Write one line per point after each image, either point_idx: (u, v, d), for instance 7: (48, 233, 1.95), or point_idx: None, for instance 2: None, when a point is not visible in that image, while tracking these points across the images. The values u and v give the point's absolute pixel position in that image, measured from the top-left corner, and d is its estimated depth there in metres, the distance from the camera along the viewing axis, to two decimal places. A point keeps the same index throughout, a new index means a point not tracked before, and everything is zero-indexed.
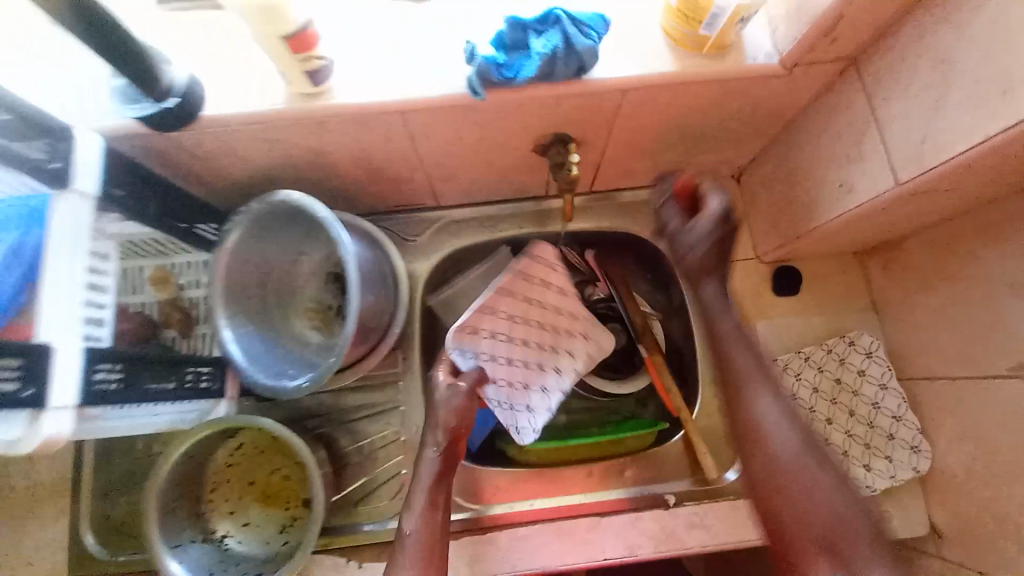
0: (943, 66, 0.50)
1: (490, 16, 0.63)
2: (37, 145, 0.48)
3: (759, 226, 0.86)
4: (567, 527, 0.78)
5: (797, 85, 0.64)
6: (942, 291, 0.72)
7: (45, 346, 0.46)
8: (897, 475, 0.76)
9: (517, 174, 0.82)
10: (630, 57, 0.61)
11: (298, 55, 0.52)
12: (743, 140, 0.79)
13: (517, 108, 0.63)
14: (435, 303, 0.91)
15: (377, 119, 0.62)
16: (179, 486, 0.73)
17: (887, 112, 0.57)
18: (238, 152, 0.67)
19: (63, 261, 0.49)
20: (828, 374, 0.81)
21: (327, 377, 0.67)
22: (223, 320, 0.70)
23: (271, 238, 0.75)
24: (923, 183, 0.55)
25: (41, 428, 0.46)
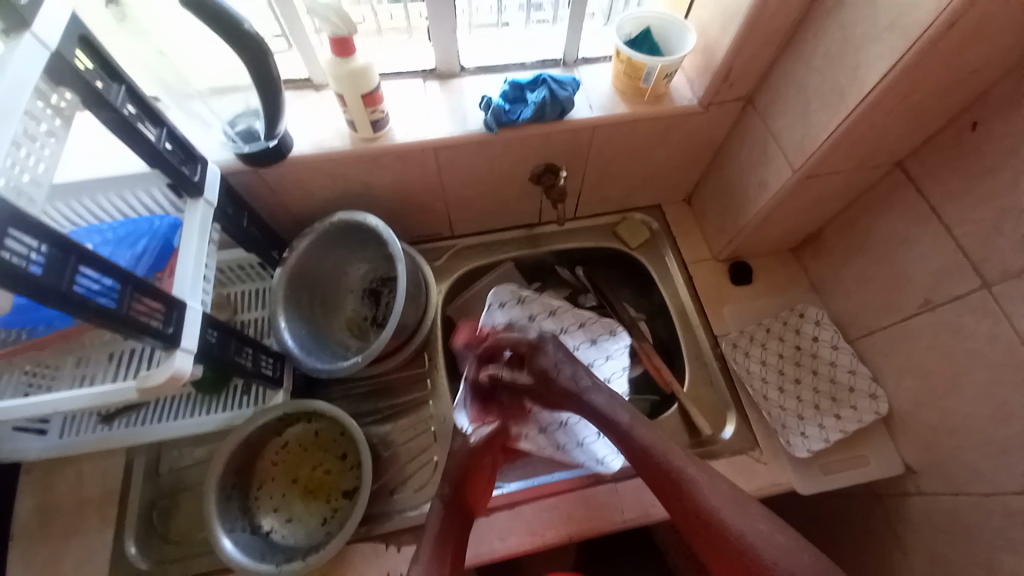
0: (802, 91, 0.77)
1: (497, 85, 0.89)
2: (186, 165, 0.66)
3: (712, 232, 1.08)
4: (590, 492, 0.87)
5: (715, 118, 0.91)
6: (858, 261, 0.93)
7: (181, 301, 0.60)
8: (864, 419, 0.89)
9: (518, 202, 1.04)
10: (597, 105, 0.86)
11: (370, 109, 0.75)
12: (687, 167, 1.04)
13: (520, 142, 0.86)
14: (453, 313, 1.06)
15: (416, 155, 0.84)
16: (233, 475, 0.82)
17: (777, 126, 0.83)
18: (306, 191, 0.86)
19: (193, 251, 0.65)
20: (788, 342, 0.97)
21: (377, 351, 0.82)
22: (283, 319, 0.85)
23: (325, 256, 0.93)
24: (812, 168, 0.79)
25: (173, 363, 0.58)
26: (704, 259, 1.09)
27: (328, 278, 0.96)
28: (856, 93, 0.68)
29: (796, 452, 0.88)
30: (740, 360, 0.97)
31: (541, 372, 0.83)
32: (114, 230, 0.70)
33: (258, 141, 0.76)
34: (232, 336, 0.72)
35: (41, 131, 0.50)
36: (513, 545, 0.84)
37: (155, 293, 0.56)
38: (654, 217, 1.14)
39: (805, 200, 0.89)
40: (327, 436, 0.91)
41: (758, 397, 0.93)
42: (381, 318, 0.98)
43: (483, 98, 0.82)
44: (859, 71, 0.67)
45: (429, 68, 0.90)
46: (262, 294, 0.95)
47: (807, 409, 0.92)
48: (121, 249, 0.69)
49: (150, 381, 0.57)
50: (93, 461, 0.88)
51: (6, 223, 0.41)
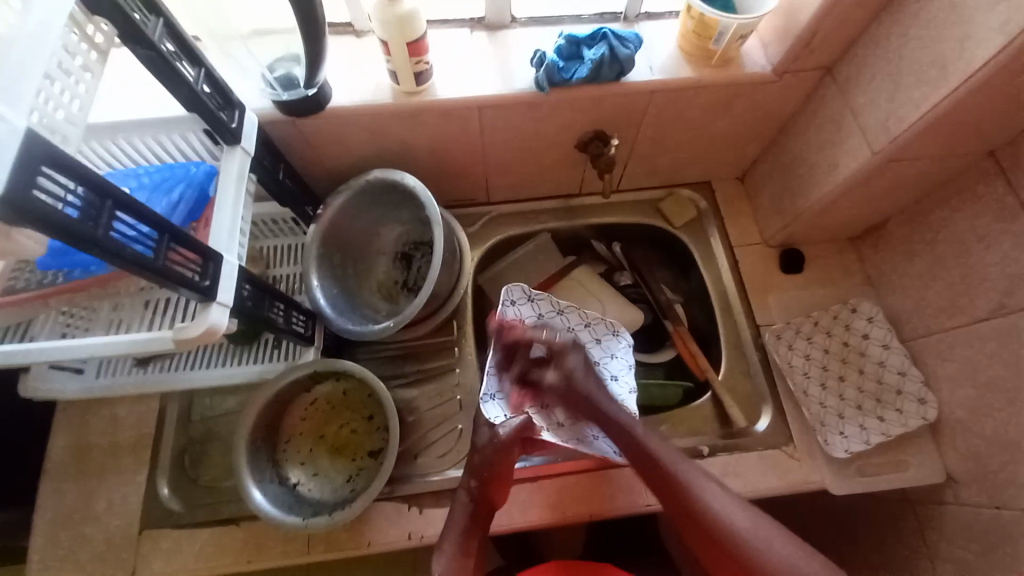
0: (894, 62, 0.68)
1: (549, 39, 0.82)
2: (224, 111, 0.63)
3: (765, 215, 1.01)
4: (613, 473, 0.86)
5: (786, 89, 0.83)
6: (926, 256, 0.85)
7: (217, 253, 0.58)
8: (910, 423, 0.84)
9: (559, 170, 0.98)
10: (658, 68, 0.79)
11: (413, 59, 0.70)
12: (746, 142, 0.96)
13: (570, 105, 0.80)
14: (484, 282, 1.03)
15: (458, 113, 0.79)
16: (264, 428, 0.83)
17: (858, 101, 0.74)
18: (341, 145, 0.82)
19: (229, 202, 0.63)
20: (835, 337, 0.92)
21: (410, 317, 0.80)
22: (315, 278, 0.84)
23: (359, 215, 0.90)
24: (894, 151, 0.71)
25: (209, 316, 0.57)
26: (752, 242, 1.03)
27: (361, 239, 0.94)
28: (962, 69, 0.60)
29: (833, 452, 0.85)
30: (782, 352, 0.92)
31: (569, 374, 0.79)
32: (149, 175, 0.68)
33: (297, 90, 0.71)
34: (267, 291, 0.71)
35: (76, 64, 0.47)
36: (531, 517, 0.84)
37: (191, 245, 0.54)
38: (703, 195, 1.07)
39: (876, 187, 0.81)
40: (355, 397, 0.91)
41: (797, 392, 0.89)
42: (412, 282, 0.96)
43: (536, 54, 0.76)
44: (968, 43, 0.59)
45: (477, 17, 0.84)
46: (295, 249, 0.93)
47: (848, 409, 0.87)
48: (157, 196, 0.67)
49: (186, 333, 0.57)
50: (131, 402, 0.91)
51: (37, 163, 0.39)
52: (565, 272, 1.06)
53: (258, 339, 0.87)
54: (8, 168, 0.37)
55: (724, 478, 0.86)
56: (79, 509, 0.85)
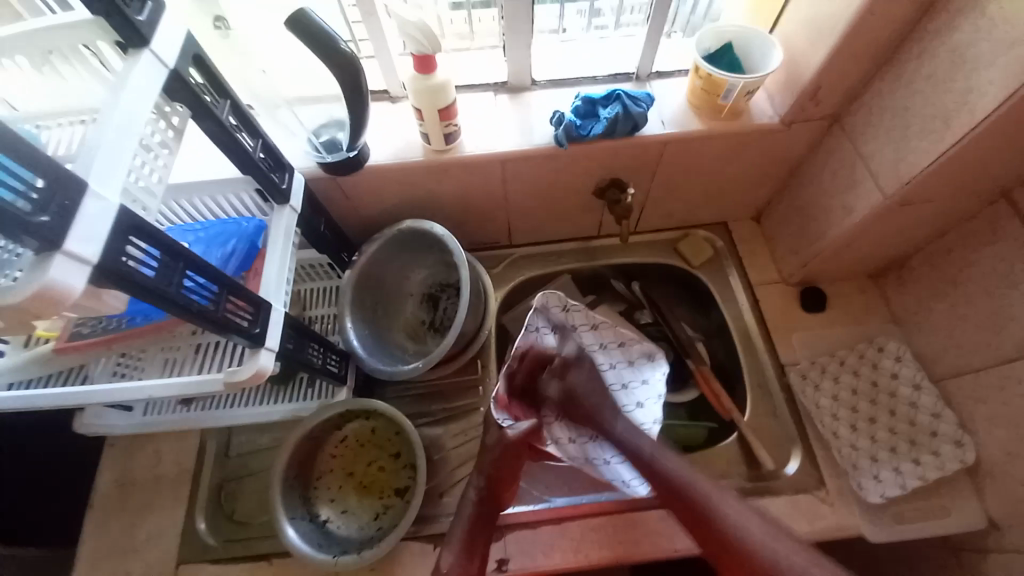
0: (898, 112, 0.71)
1: (567, 99, 0.89)
2: (276, 173, 0.71)
3: (782, 255, 1.03)
4: (637, 515, 0.86)
5: (795, 137, 0.87)
6: (950, 294, 0.85)
7: (266, 302, 0.64)
8: (947, 467, 0.81)
9: (578, 215, 1.03)
10: (670, 121, 0.84)
11: (443, 122, 0.77)
12: (759, 185, 0.99)
13: (587, 157, 0.86)
14: (508, 321, 1.07)
15: (483, 167, 0.85)
16: (296, 465, 0.87)
17: (866, 148, 0.78)
18: (376, 198, 0.90)
19: (277, 254, 0.69)
20: (863, 377, 0.91)
21: (437, 357, 0.84)
22: (349, 319, 0.89)
23: (391, 260, 0.97)
24: (904, 195, 0.73)
25: (258, 360, 0.62)
26: (771, 281, 1.04)
27: (392, 283, 1.00)
28: (966, 119, 0.63)
29: (867, 497, 0.83)
30: (809, 392, 0.92)
31: (570, 387, 0.88)
32: (206, 230, 0.76)
33: (340, 151, 0.79)
34: (307, 335, 0.76)
35: (157, 142, 0.55)
36: (555, 560, 0.84)
37: (245, 295, 0.60)
38: (719, 235, 1.10)
39: (891, 228, 0.83)
40: (382, 435, 0.94)
41: (827, 433, 0.88)
42: (438, 323, 1.00)
43: (555, 113, 0.83)
44: (970, 94, 0.62)
45: (500, 81, 0.92)
46: (330, 292, 0.99)
47: (881, 451, 0.85)
48: (212, 248, 0.74)
49: (237, 376, 0.62)
50: (175, 438, 0.96)
51: (125, 231, 0.45)
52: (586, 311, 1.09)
53: (295, 379, 0.92)
54: (104, 238, 0.43)
55: None
56: (123, 542, 0.89)
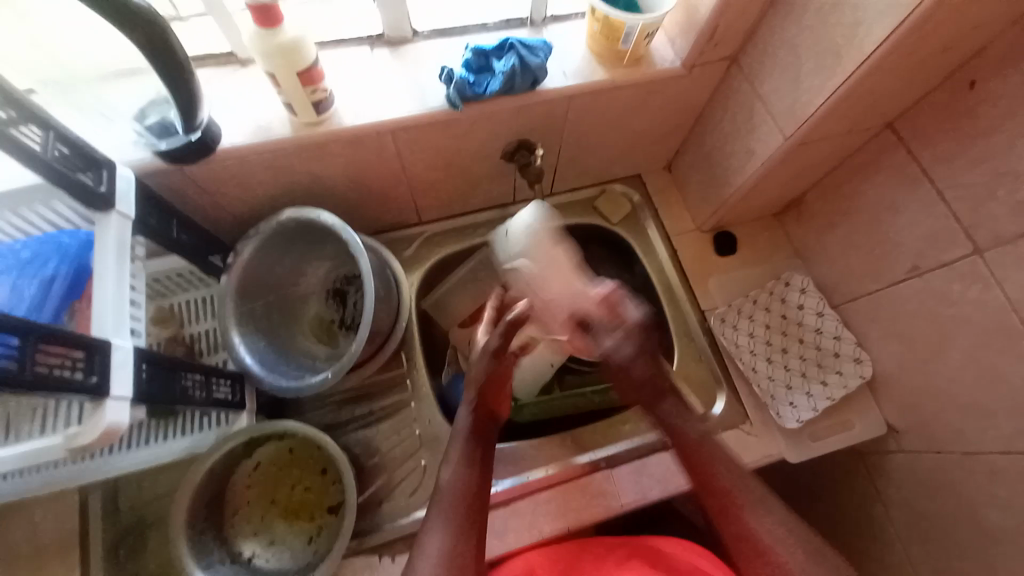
0: (794, 51, 0.70)
1: (456, 51, 0.78)
2: (87, 173, 0.55)
3: (695, 203, 1.03)
4: (584, 482, 0.86)
5: (698, 81, 0.83)
6: (845, 227, 0.89)
7: (103, 341, 0.51)
8: (850, 384, 0.89)
9: (488, 182, 0.95)
10: (571, 72, 0.77)
11: (308, 88, 0.64)
12: (668, 134, 0.97)
13: (488, 118, 0.77)
14: (429, 306, 0.99)
15: (368, 139, 0.73)
16: (204, 507, 0.76)
17: (766, 89, 0.76)
18: (245, 187, 0.75)
19: (110, 278, 0.55)
20: (774, 312, 0.96)
21: (347, 366, 0.74)
22: (237, 334, 0.76)
23: (280, 257, 0.84)
24: (804, 136, 0.73)
25: (105, 416, 0.51)
26: (687, 230, 1.05)
27: (286, 283, 0.87)
28: (855, 55, 0.62)
29: (786, 423, 0.89)
30: (728, 333, 0.95)
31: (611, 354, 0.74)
32: (14, 254, 0.59)
33: (176, 136, 0.64)
34: (175, 367, 0.63)
35: None
36: (509, 543, 0.82)
37: (68, 338, 0.47)
38: (635, 188, 1.08)
39: (793, 167, 0.84)
40: (303, 452, 0.85)
41: (747, 371, 0.93)
42: (349, 320, 0.90)
43: (444, 69, 0.72)
44: (858, 27, 0.61)
45: (375, 33, 0.78)
46: (210, 303, 0.84)
47: (794, 379, 0.91)
48: (24, 277, 0.58)
49: (83, 439, 0.51)
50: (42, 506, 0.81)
51: None
52: None
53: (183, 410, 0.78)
54: None
55: None
56: None
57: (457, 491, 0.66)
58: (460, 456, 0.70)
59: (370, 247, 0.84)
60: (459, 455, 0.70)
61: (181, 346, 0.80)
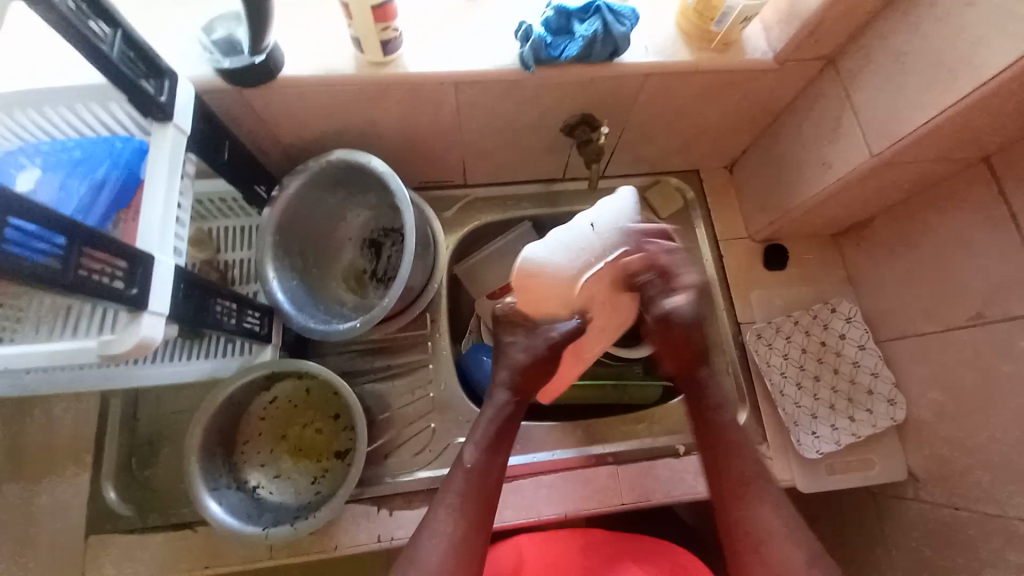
0: (902, 59, 0.63)
1: (536, 8, 0.73)
2: (150, 81, 0.53)
3: (752, 209, 0.98)
4: (588, 472, 0.85)
5: (785, 78, 0.77)
6: (909, 260, 0.83)
7: (147, 255, 0.51)
8: (878, 424, 0.85)
9: (541, 153, 0.91)
10: (652, 49, 0.72)
11: (379, 24, 0.61)
12: (738, 131, 0.91)
13: (556, 86, 0.73)
14: (460, 272, 0.97)
15: (430, 89, 0.70)
16: (219, 431, 0.77)
17: (860, 97, 0.70)
18: (298, 121, 0.73)
19: (158, 191, 0.54)
20: (813, 336, 0.92)
21: (377, 318, 0.73)
22: (272, 269, 0.75)
23: (323, 198, 0.82)
24: (892, 154, 0.67)
25: (140, 328, 0.51)
26: (737, 236, 1.00)
27: (325, 225, 0.86)
28: (970, 77, 0.56)
29: (805, 452, 0.86)
30: (761, 350, 0.91)
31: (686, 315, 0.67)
32: (67, 150, 0.58)
33: (240, 55, 0.62)
34: (210, 289, 0.63)
35: None
36: (504, 518, 0.82)
37: (113, 246, 0.46)
38: (690, 184, 1.03)
39: (869, 187, 0.78)
40: (318, 395, 0.86)
41: (774, 392, 0.90)
42: (382, 273, 0.89)
43: (521, 24, 0.67)
44: (985, 42, 0.54)
45: None
46: (249, 232, 0.83)
47: (821, 408, 0.88)
48: (76, 175, 0.57)
49: (117, 347, 0.51)
50: (68, 401, 0.84)
51: None
52: None
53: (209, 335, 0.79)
54: None
55: (698, 476, 0.85)
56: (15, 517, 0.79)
57: (471, 479, 0.66)
58: (482, 438, 0.69)
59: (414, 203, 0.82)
60: (479, 440, 0.69)
61: (215, 271, 0.80)
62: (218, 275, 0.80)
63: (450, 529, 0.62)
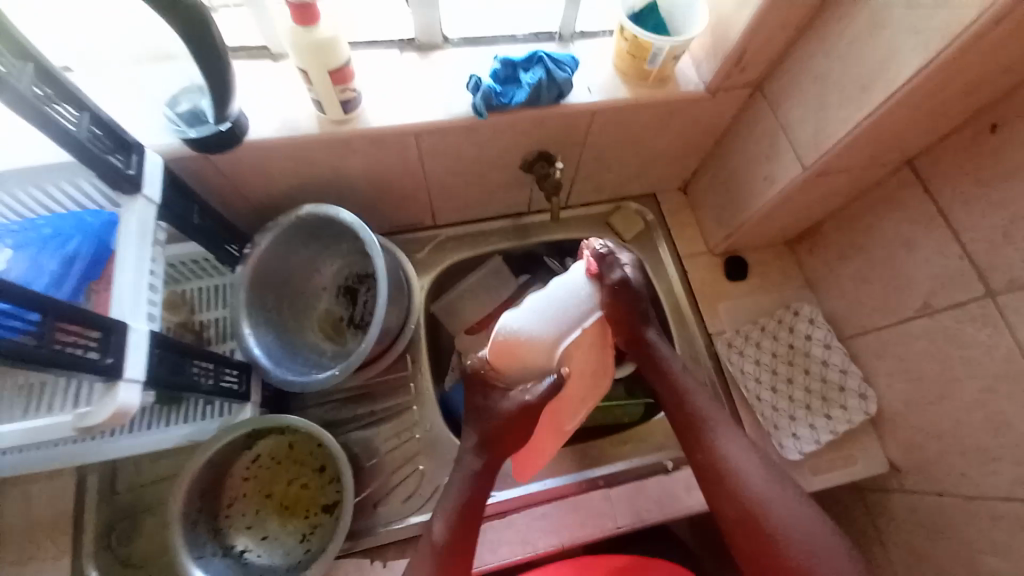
0: (820, 82, 0.70)
1: (483, 61, 0.80)
2: (117, 155, 0.56)
3: (708, 224, 1.04)
4: (579, 500, 0.85)
5: (720, 105, 0.84)
6: (858, 259, 0.89)
7: (120, 323, 0.52)
8: (853, 419, 0.88)
9: (505, 191, 0.95)
10: (597, 90, 0.78)
11: (338, 87, 0.65)
12: (686, 155, 0.98)
13: (510, 128, 0.78)
14: (438, 310, 0.99)
15: (391, 141, 0.74)
16: (201, 496, 0.75)
17: (788, 117, 0.77)
18: (268, 180, 0.76)
19: (132, 260, 0.56)
20: (782, 340, 0.95)
21: (355, 364, 0.74)
22: (248, 325, 0.76)
23: (295, 251, 0.84)
24: (823, 165, 0.74)
25: (117, 397, 0.51)
26: (698, 251, 1.05)
27: (299, 278, 0.88)
28: (883, 89, 0.63)
29: (787, 454, 0.89)
30: (734, 358, 0.96)
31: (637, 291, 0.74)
32: (37, 227, 0.59)
33: (206, 124, 0.65)
34: (187, 351, 0.64)
35: None
36: (502, 556, 0.81)
37: (85, 317, 0.47)
38: (649, 206, 1.08)
39: (810, 196, 0.84)
40: (302, 449, 0.84)
41: (751, 399, 0.93)
42: (358, 318, 0.90)
43: (471, 78, 0.73)
44: (886, 63, 0.61)
45: (407, 38, 0.80)
46: (224, 291, 0.85)
47: (798, 410, 0.91)
48: (46, 252, 0.59)
49: (93, 419, 0.51)
50: (41, 480, 0.81)
51: None
52: (518, 294, 1.03)
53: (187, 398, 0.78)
54: None
55: (690, 490, 0.86)
56: None
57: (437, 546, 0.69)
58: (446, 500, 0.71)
59: (385, 247, 0.85)
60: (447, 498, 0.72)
61: (192, 332, 0.80)
62: (195, 338, 0.81)
63: None
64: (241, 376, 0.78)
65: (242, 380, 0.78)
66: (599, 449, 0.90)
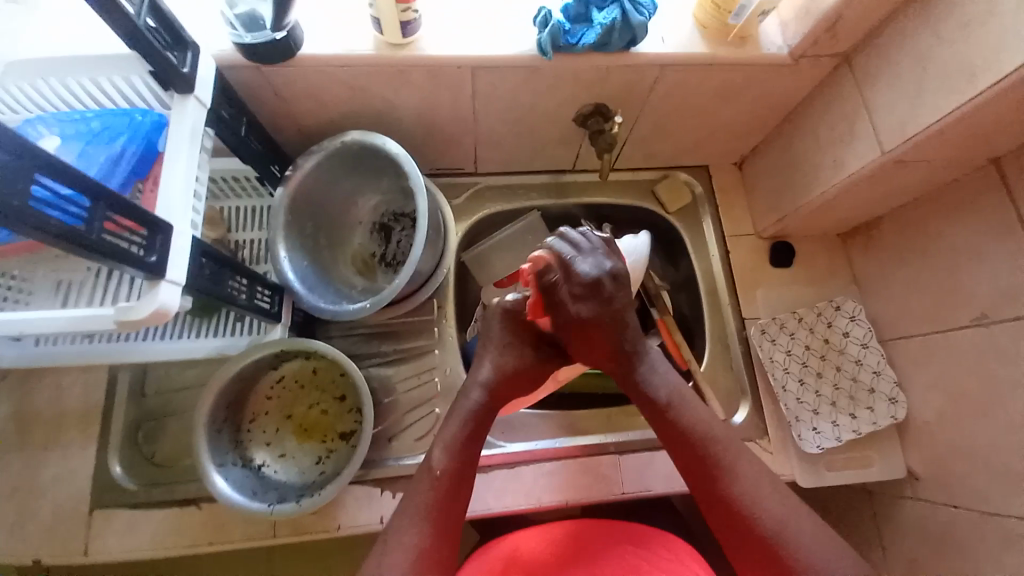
0: (918, 59, 0.64)
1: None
2: (173, 51, 0.54)
3: (760, 206, 0.99)
4: (589, 462, 0.86)
5: (798, 76, 0.78)
6: (916, 262, 0.84)
7: (166, 224, 0.51)
8: (878, 422, 0.86)
9: (553, 145, 0.91)
10: (668, 42, 0.72)
11: (400, 5, 0.61)
12: (750, 129, 0.92)
13: (571, 75, 0.73)
14: (468, 260, 0.98)
15: (444, 74, 0.70)
16: (226, 407, 0.78)
17: (873, 95, 0.71)
18: (314, 102, 0.73)
19: (181, 160, 0.54)
20: (818, 333, 0.92)
21: (387, 300, 0.74)
22: (284, 248, 0.76)
23: (335, 180, 0.82)
24: (900, 154, 0.68)
25: (158, 296, 0.51)
26: (744, 233, 1.00)
27: (336, 209, 0.86)
28: (990, 73, 0.56)
29: (805, 447, 0.87)
30: (765, 345, 0.92)
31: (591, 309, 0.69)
32: (86, 120, 0.59)
33: (262, 31, 0.62)
34: (227, 264, 0.64)
35: None
36: (506, 504, 0.83)
37: (131, 211, 0.47)
38: (699, 179, 1.03)
39: (878, 186, 0.79)
40: (324, 375, 0.86)
41: (777, 388, 0.90)
42: (391, 257, 0.90)
43: (541, 11, 0.67)
44: (1000, 44, 0.55)
45: None
46: (260, 213, 0.84)
47: (823, 405, 0.89)
48: (96, 144, 0.58)
49: (134, 314, 0.51)
50: (78, 372, 0.85)
51: None
52: None
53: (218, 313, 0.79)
54: None
55: None
56: (22, 484, 0.80)
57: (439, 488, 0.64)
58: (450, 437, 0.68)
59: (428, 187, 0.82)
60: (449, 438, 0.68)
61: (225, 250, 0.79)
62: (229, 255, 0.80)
63: (416, 541, 0.61)
64: (271, 297, 0.78)
65: (273, 301, 0.78)
66: (615, 418, 0.90)
